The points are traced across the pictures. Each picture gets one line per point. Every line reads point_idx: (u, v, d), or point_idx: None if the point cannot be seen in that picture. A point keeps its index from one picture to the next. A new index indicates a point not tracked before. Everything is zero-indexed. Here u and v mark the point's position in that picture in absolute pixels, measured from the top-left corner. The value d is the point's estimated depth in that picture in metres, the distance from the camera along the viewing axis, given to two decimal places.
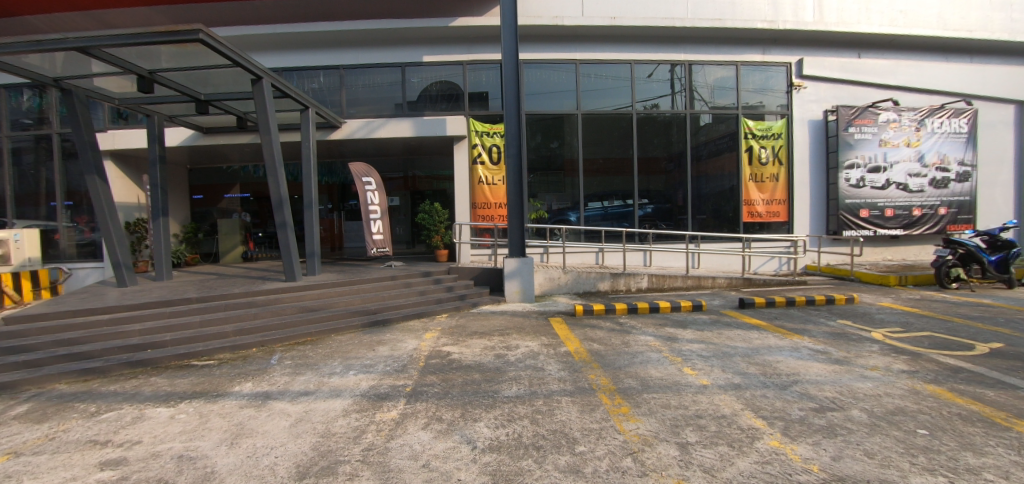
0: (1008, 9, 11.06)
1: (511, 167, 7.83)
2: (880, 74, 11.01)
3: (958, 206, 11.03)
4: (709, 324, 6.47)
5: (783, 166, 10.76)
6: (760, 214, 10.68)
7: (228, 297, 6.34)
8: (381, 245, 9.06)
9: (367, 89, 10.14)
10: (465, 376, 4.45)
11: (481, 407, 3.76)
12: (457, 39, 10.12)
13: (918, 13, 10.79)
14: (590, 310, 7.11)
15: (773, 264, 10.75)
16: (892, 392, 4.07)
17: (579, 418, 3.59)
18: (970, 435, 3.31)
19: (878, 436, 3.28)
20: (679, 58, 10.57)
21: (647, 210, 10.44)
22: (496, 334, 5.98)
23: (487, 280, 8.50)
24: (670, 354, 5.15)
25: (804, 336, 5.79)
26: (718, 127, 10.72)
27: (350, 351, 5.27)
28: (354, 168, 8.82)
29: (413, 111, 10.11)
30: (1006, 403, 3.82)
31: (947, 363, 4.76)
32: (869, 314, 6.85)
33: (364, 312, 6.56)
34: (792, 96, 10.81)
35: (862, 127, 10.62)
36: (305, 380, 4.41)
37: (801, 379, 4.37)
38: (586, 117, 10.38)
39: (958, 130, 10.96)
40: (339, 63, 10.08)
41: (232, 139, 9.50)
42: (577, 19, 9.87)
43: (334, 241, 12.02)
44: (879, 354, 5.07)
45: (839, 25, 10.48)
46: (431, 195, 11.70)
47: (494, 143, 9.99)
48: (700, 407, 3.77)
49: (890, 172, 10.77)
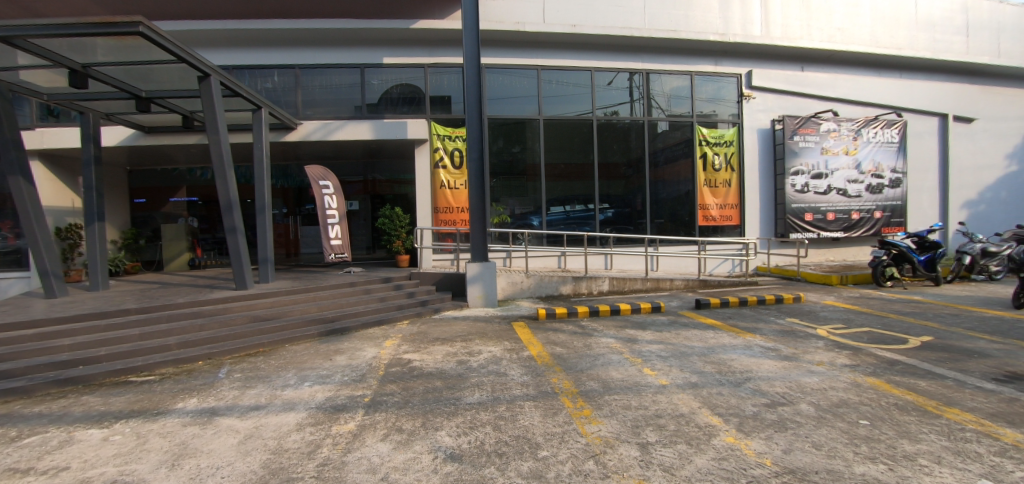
0: (931, 29, 11.98)
1: (473, 172, 7.79)
2: (821, 86, 11.70)
3: (891, 210, 11.83)
4: (668, 325, 6.63)
5: (735, 172, 11.25)
6: (714, 218, 11.09)
7: (172, 307, 5.99)
8: (339, 251, 8.79)
9: (324, 90, 9.85)
10: (426, 384, 4.37)
11: (443, 415, 3.70)
12: (417, 42, 10.02)
13: (855, 30, 11.49)
14: (552, 314, 7.15)
15: (726, 266, 11.21)
16: (836, 385, 4.29)
17: (541, 422, 3.59)
18: (906, 424, 3.52)
19: (824, 428, 3.44)
20: (637, 66, 10.86)
21: (608, 214, 10.64)
22: (458, 340, 5.92)
23: (449, 286, 8.43)
24: (631, 355, 5.25)
25: (755, 335, 6.03)
26: (674, 134, 11.06)
27: (305, 362, 5.08)
28: (311, 171, 8.54)
29: (373, 113, 9.91)
30: (937, 392, 4.10)
31: (884, 356, 5.07)
32: (815, 312, 7.21)
33: (321, 320, 6.34)
34: (742, 106, 11.31)
35: (806, 136, 11.22)
36: (255, 393, 4.20)
37: (754, 376, 4.54)
38: (548, 122, 10.47)
39: (890, 140, 11.76)
40: (294, 62, 9.76)
41: (177, 139, 9.00)
42: (537, 25, 9.96)
43: (290, 247, 11.61)
44: (824, 349, 5.34)
45: (784, 39, 11.05)
46: (392, 200, 11.52)
47: (456, 147, 9.94)
48: (660, 407, 3.84)
49: (831, 178, 11.41)
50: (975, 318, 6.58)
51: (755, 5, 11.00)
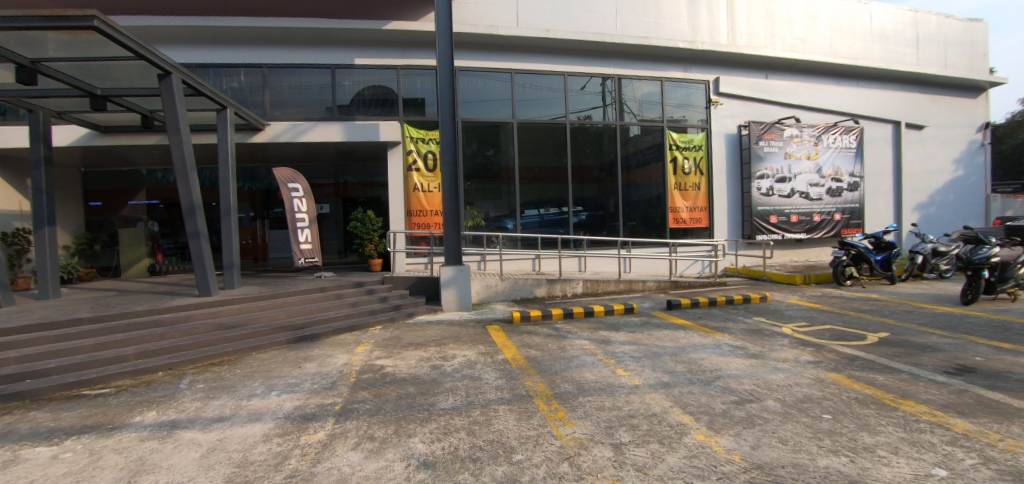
0: (885, 41, 12.58)
1: (447, 174, 7.75)
2: (784, 94, 12.12)
3: (850, 213, 12.34)
4: (640, 326, 6.72)
5: (704, 176, 11.54)
6: (684, 220, 11.33)
7: (129, 316, 5.73)
8: (309, 255, 8.58)
9: (293, 90, 9.62)
10: (399, 390, 4.30)
11: (416, 421, 3.65)
12: (389, 43, 9.91)
13: (815, 41, 11.97)
14: (527, 317, 7.15)
15: (696, 267, 11.47)
16: (800, 381, 4.43)
17: (516, 426, 3.58)
18: (865, 417, 3.67)
19: (790, 424, 3.55)
20: (610, 72, 11.02)
21: (581, 217, 10.74)
22: (432, 344, 5.86)
23: (422, 290, 8.35)
24: (604, 356, 5.29)
25: (724, 334, 6.18)
26: (646, 138, 11.27)
27: (272, 370, 4.94)
28: (279, 173, 8.33)
29: (344, 114, 9.73)
30: (894, 386, 4.28)
31: (845, 352, 5.27)
32: (780, 310, 7.45)
33: (290, 327, 6.19)
34: (710, 112, 11.61)
35: (770, 141, 11.58)
36: (219, 404, 4.06)
37: (723, 374, 4.65)
38: (522, 125, 10.50)
39: (848, 145, 12.28)
40: (262, 62, 9.50)
41: (135, 140, 8.64)
42: (511, 29, 9.99)
43: (257, 252, 11.29)
44: (789, 347, 5.51)
45: (749, 48, 11.41)
46: (364, 203, 11.32)
47: (430, 150, 9.87)
48: (633, 407, 3.89)
49: (794, 182, 11.82)
50: (927, 314, 6.91)
51: (722, 14, 11.33)
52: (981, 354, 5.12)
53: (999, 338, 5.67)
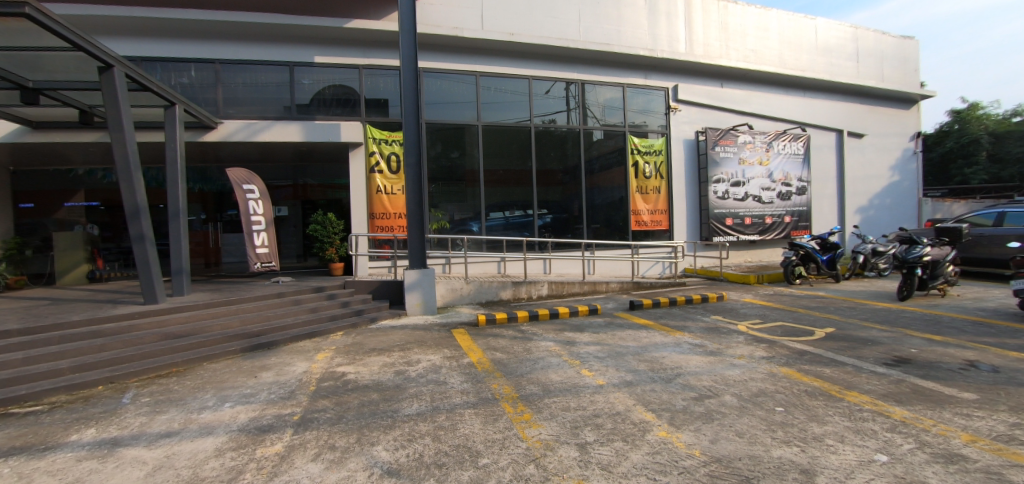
0: (829, 54, 13.33)
1: (410, 177, 7.64)
2: (739, 102, 12.62)
3: (798, 215, 12.98)
4: (604, 327, 6.83)
5: (664, 180, 11.85)
6: (646, 223, 11.60)
7: (65, 327, 5.35)
8: (266, 259, 8.27)
9: (248, 87, 9.25)
10: (361, 398, 4.19)
11: (379, 429, 3.56)
12: (351, 42, 9.70)
13: (766, 52, 12.54)
14: (492, 320, 7.13)
15: (657, 268, 11.77)
16: (755, 376, 4.61)
17: (481, 429, 3.56)
18: (815, 408, 3.85)
19: (745, 417, 3.68)
20: (573, 77, 11.17)
21: (546, 220, 10.83)
22: (395, 349, 5.75)
23: (386, 294, 8.19)
24: (569, 357, 5.34)
25: (684, 332, 6.36)
26: (608, 143, 11.48)
27: (226, 381, 4.72)
28: (233, 174, 7.98)
29: (303, 114, 9.44)
30: (839, 378, 4.52)
31: (796, 347, 5.53)
32: (735, 309, 7.73)
33: (244, 335, 5.93)
34: (669, 118, 11.96)
35: (725, 147, 12.04)
36: (167, 419, 3.84)
37: (683, 371, 4.78)
38: (486, 128, 10.47)
39: (796, 152, 12.92)
40: (214, 57, 9.10)
41: (73, 137, 8.08)
42: (475, 32, 9.98)
43: (209, 256, 10.79)
44: (744, 343, 5.73)
45: (705, 57, 11.84)
46: (325, 205, 11.11)
47: (393, 151, 9.73)
48: (597, 407, 3.93)
49: (748, 186, 12.32)
50: (869, 310, 7.35)
51: (680, 24, 11.70)
52: (916, 346, 5.47)
53: (931, 330, 6.09)
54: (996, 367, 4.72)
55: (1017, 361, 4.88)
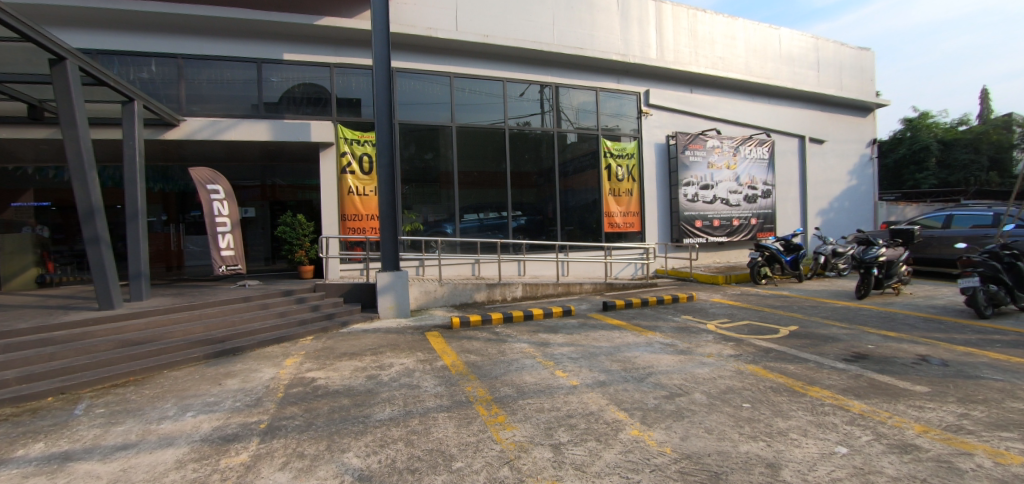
0: (792, 63, 13.83)
1: (383, 179, 7.53)
2: (708, 107, 12.94)
3: (764, 218, 13.41)
4: (577, 328, 6.88)
5: (636, 183, 12.03)
6: (618, 225, 11.76)
7: (12, 335, 5.04)
8: (231, 262, 8.01)
9: (213, 84, 8.94)
10: (332, 404, 4.11)
11: (350, 435, 3.50)
12: (321, 40, 9.51)
13: (734, 59, 12.91)
14: (466, 322, 7.09)
15: (630, 269, 11.94)
16: (723, 374, 4.72)
17: (455, 433, 3.53)
18: (780, 404, 3.97)
19: (714, 414, 3.77)
20: (547, 79, 11.25)
21: (520, 221, 10.85)
22: (367, 353, 5.66)
23: (358, 297, 8.05)
24: (543, 358, 5.35)
25: (656, 332, 6.47)
26: (582, 145, 11.59)
27: (188, 389, 4.54)
28: (197, 173, 7.69)
29: (272, 112, 9.19)
30: (802, 374, 4.68)
31: (762, 345, 5.70)
32: (705, 309, 7.92)
33: (208, 342, 5.72)
34: (641, 122, 12.17)
35: (695, 151, 12.33)
36: (123, 430, 3.66)
37: (654, 371, 4.85)
38: (461, 130, 10.42)
39: (761, 156, 13.33)
40: (177, 52, 8.77)
41: (21, 134, 7.63)
42: (450, 33, 9.93)
43: (171, 260, 10.41)
44: (713, 342, 5.88)
45: (675, 63, 12.11)
46: (296, 206, 10.88)
47: (366, 152, 9.59)
48: (571, 407, 3.96)
49: (716, 189, 12.64)
50: (830, 308, 7.64)
51: (652, 30, 11.93)
52: (873, 342, 5.71)
53: (887, 327, 6.38)
54: (945, 361, 4.98)
55: (965, 355, 5.15)
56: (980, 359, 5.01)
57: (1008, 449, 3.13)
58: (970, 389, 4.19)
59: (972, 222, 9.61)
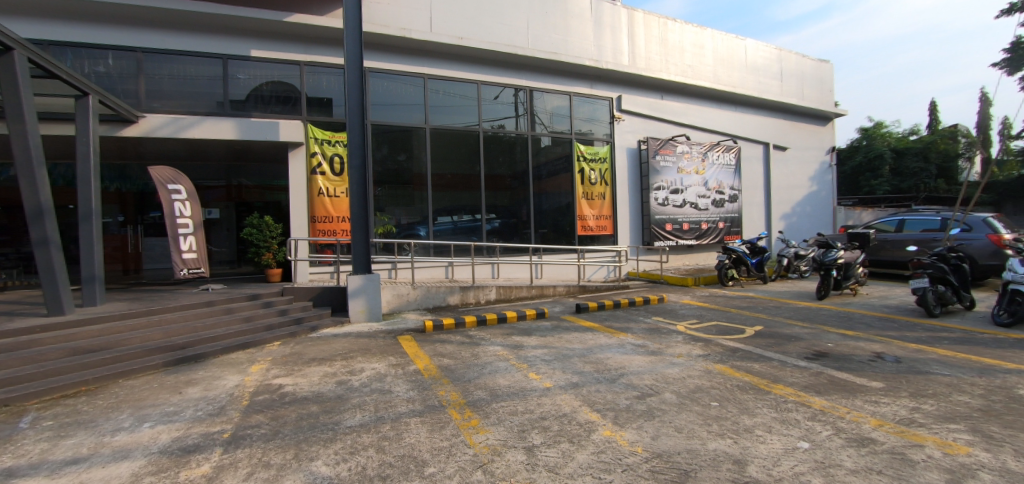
0: (758, 72, 14.31)
1: (355, 180, 7.41)
2: (678, 114, 13.24)
3: (730, 221, 13.79)
4: (551, 330, 6.92)
5: (608, 187, 12.20)
6: (591, 228, 11.89)
7: None
8: (194, 266, 7.72)
9: (175, 80, 8.61)
10: (299, 411, 3.99)
11: (319, 443, 3.40)
12: (291, 37, 9.29)
13: (703, 68, 13.27)
14: (439, 326, 7.03)
15: (602, 272, 12.08)
16: (692, 373, 4.83)
17: (428, 438, 3.48)
18: (746, 401, 4.07)
19: (684, 413, 3.84)
20: (522, 83, 11.30)
21: (494, 224, 10.84)
22: (337, 359, 5.53)
23: (327, 300, 7.87)
24: (517, 361, 5.35)
25: (627, 333, 6.56)
26: (556, 149, 11.68)
27: (145, 398, 4.34)
28: (156, 172, 7.39)
29: (238, 111, 8.92)
30: (767, 372, 4.82)
31: (729, 345, 5.85)
32: (675, 310, 8.08)
33: (166, 349, 5.49)
34: (613, 127, 12.34)
35: (665, 156, 12.59)
36: (73, 444, 3.47)
37: (626, 371, 4.91)
38: (434, 131, 10.34)
39: (728, 162, 13.72)
40: (136, 45, 8.40)
41: None
42: (424, 33, 9.85)
43: (128, 263, 9.96)
44: (683, 343, 6.00)
45: (647, 70, 12.35)
46: (262, 208, 10.60)
47: (337, 152, 9.41)
48: (544, 409, 3.97)
49: (686, 193, 12.93)
50: (793, 309, 7.91)
51: (624, 37, 12.14)
52: (833, 341, 5.94)
53: (846, 326, 6.64)
54: (898, 358, 5.22)
55: (916, 352, 5.41)
56: (930, 356, 5.28)
57: (956, 440, 3.30)
58: (922, 384, 4.40)
59: (921, 226, 10.06)
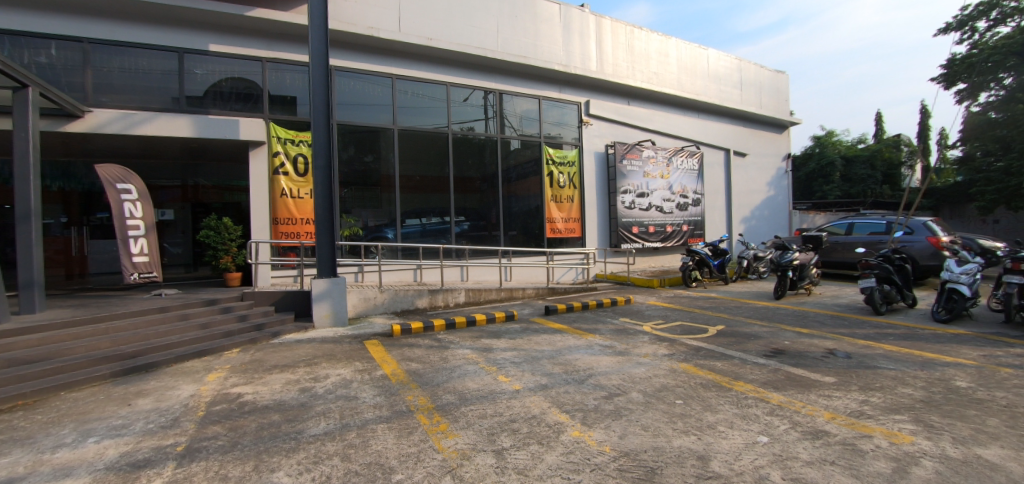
0: (719, 81, 14.82)
1: (319, 181, 7.22)
2: (644, 119, 13.53)
3: (694, 225, 14.18)
4: (520, 332, 6.93)
5: (577, 190, 12.32)
6: (560, 230, 11.99)
7: None
8: (145, 270, 7.34)
9: (125, 73, 8.18)
10: (260, 420, 3.84)
11: (280, 453, 3.28)
12: (253, 32, 8.98)
13: (668, 75, 13.62)
14: (408, 329, 6.92)
15: (571, 274, 12.20)
16: (658, 373, 4.92)
17: (395, 444, 3.41)
18: (709, 399, 4.18)
19: (650, 412, 3.90)
20: (491, 86, 11.31)
21: (463, 227, 10.78)
22: (301, 365, 5.37)
23: (290, 305, 7.62)
24: (486, 364, 5.32)
25: (595, 335, 6.64)
26: (525, 152, 11.73)
27: (90, 412, 4.08)
28: (104, 170, 6.98)
29: (195, 107, 8.55)
30: (728, 370, 4.97)
31: (693, 344, 6.00)
32: (641, 311, 8.23)
33: (114, 358, 5.19)
34: (582, 131, 12.49)
35: (632, 160, 12.84)
36: (8, 463, 3.22)
37: (594, 372, 4.97)
38: (402, 133, 10.19)
39: (691, 167, 14.13)
40: (82, 35, 7.93)
41: None
42: (392, 33, 9.71)
43: (71, 267, 9.39)
44: (649, 343, 6.12)
45: (614, 76, 12.57)
46: (221, 209, 10.27)
47: (301, 152, 9.16)
48: (513, 411, 3.95)
49: (652, 197, 13.21)
50: (752, 308, 8.19)
51: (593, 43, 12.32)
52: (789, 338, 6.19)
53: (802, 325, 6.93)
54: (849, 354, 5.48)
55: (864, 348, 5.70)
56: (877, 351, 5.57)
57: (901, 430, 3.48)
58: (870, 378, 4.63)
59: (869, 229, 10.62)
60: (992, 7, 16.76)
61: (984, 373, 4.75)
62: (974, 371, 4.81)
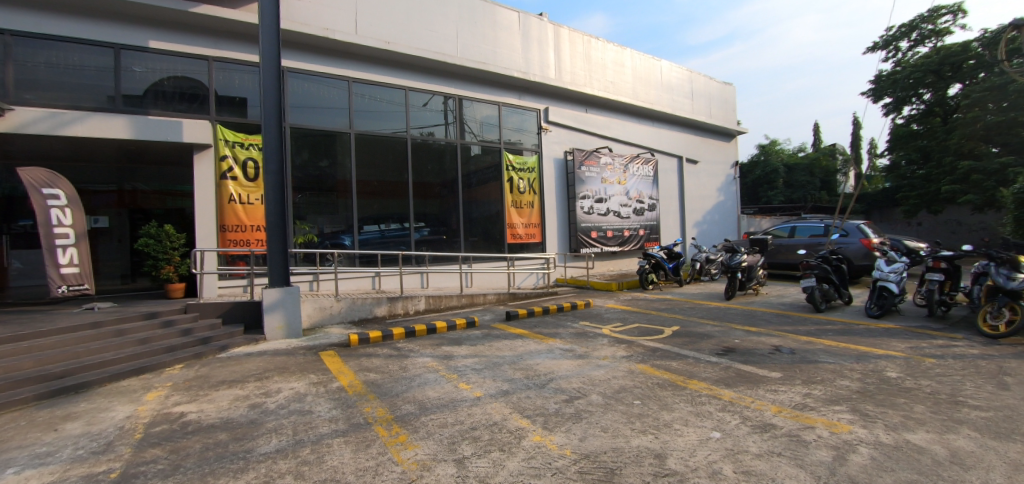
0: (671, 91, 15.37)
1: (270, 185, 6.93)
2: (601, 126, 13.82)
3: (650, 229, 14.59)
4: (481, 338, 6.89)
5: (537, 195, 12.42)
6: (521, 236, 12.04)
7: None
8: (75, 281, 6.81)
9: (53, 69, 7.59)
10: (204, 441, 3.62)
11: (227, 474, 3.10)
12: (197, 29, 8.56)
13: (623, 84, 14.01)
14: (366, 339, 6.73)
15: (531, 279, 12.28)
16: (617, 374, 5.01)
17: (352, 459, 3.30)
18: (665, 398, 4.29)
19: (609, 413, 3.96)
20: (451, 91, 11.26)
21: (423, 232, 10.64)
22: (250, 380, 5.11)
23: (239, 317, 7.26)
24: (446, 372, 5.24)
25: (555, 339, 6.69)
26: (485, 158, 11.72)
27: (9, 440, 3.72)
28: (28, 174, 6.44)
29: (133, 107, 8.05)
30: (683, 369, 5.12)
31: (650, 345, 6.15)
32: (600, 314, 8.36)
33: (40, 379, 4.77)
34: (541, 137, 12.63)
35: (590, 167, 13.07)
36: None
37: (555, 376, 4.99)
38: (360, 137, 9.95)
39: (647, 174, 14.54)
40: (2, 26, 7.29)
41: None
42: (348, 35, 9.49)
43: None
44: (608, 345, 6.22)
45: (572, 84, 12.80)
46: (162, 215, 9.65)
47: (251, 156, 8.79)
48: (474, 419, 3.91)
49: (609, 202, 13.49)
50: (704, 309, 8.49)
51: (551, 50, 12.51)
52: (739, 337, 6.45)
53: (751, 324, 7.24)
54: (793, 350, 5.77)
55: (807, 344, 6.02)
56: (818, 346, 5.89)
57: (840, 420, 3.68)
58: (813, 372, 4.89)
59: (809, 232, 11.27)
60: (912, 29, 18.23)
61: (911, 363, 5.11)
62: (902, 362, 5.17)
